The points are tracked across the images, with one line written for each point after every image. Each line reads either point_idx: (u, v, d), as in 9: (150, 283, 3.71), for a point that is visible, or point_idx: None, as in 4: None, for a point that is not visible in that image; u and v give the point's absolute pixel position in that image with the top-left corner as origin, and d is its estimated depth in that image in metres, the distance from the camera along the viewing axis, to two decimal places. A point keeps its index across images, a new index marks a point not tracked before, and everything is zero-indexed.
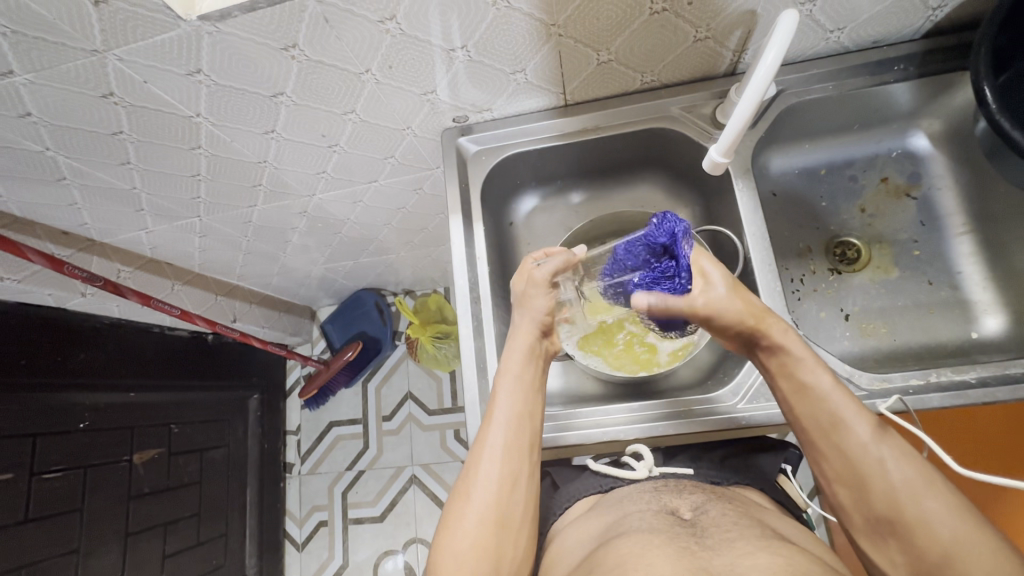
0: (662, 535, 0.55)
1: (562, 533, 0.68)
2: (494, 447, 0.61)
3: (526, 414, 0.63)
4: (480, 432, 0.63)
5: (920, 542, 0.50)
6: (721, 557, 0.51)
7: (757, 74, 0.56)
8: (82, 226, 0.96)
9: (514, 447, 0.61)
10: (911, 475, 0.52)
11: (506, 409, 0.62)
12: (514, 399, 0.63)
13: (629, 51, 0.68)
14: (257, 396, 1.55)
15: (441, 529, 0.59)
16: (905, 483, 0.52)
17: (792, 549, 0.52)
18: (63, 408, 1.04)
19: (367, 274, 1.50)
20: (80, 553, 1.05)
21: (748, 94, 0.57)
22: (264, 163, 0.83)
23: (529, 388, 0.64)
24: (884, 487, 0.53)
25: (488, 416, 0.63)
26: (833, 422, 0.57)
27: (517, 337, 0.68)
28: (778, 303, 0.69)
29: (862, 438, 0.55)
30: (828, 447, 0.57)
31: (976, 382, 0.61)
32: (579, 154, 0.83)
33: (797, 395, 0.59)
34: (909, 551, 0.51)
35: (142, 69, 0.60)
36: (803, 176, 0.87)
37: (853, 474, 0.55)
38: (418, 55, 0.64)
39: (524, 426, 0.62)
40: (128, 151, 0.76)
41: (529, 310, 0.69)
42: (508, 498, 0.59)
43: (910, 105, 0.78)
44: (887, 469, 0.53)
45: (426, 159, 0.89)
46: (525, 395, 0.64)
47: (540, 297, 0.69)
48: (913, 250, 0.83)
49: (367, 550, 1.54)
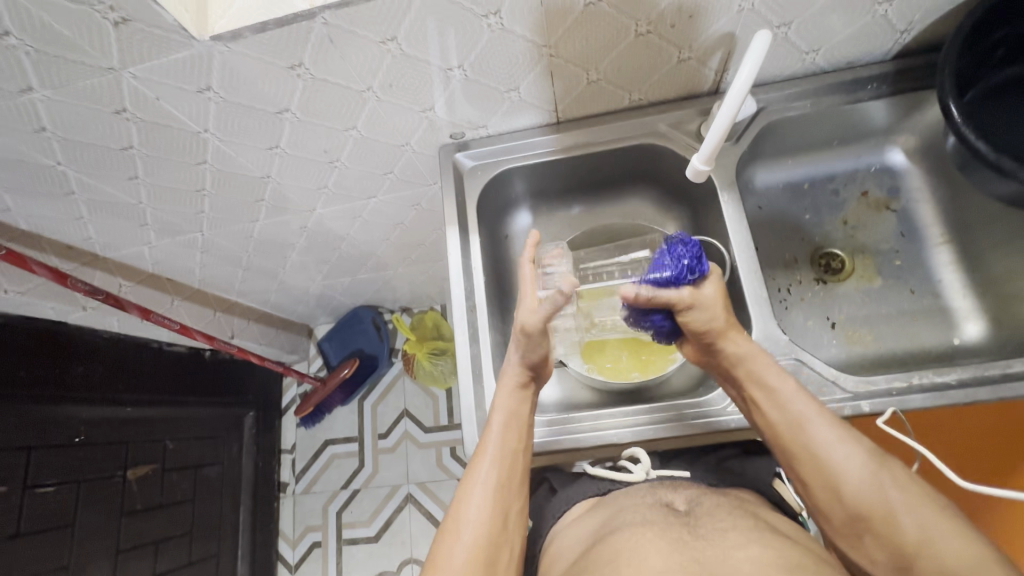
0: (654, 526, 0.57)
1: (560, 535, 0.69)
2: (486, 484, 0.62)
3: (517, 452, 0.64)
4: (471, 468, 0.63)
5: (904, 537, 0.54)
6: (712, 547, 0.53)
7: (734, 87, 0.60)
8: (87, 240, 0.98)
9: (504, 484, 0.62)
10: (876, 472, 0.56)
11: (497, 445, 0.63)
12: (506, 437, 0.64)
13: (617, 70, 0.72)
14: (253, 413, 1.54)
15: (428, 567, 0.58)
16: (872, 480, 0.56)
17: (786, 548, 0.53)
18: (59, 422, 1.04)
19: (365, 290, 1.52)
20: (70, 570, 1.04)
21: (725, 107, 0.62)
22: (267, 178, 0.86)
23: (519, 425, 0.65)
24: (854, 486, 0.57)
25: (479, 452, 0.64)
26: (796, 425, 0.60)
27: (507, 369, 0.68)
28: (766, 309, 0.71)
29: (827, 439, 0.59)
30: (796, 450, 0.60)
31: (956, 382, 0.63)
32: (571, 169, 0.87)
33: (766, 402, 0.62)
34: (889, 547, 0.55)
35: (155, 86, 0.64)
36: (787, 191, 0.90)
37: (826, 479, 0.58)
38: (417, 73, 0.67)
39: (515, 464, 0.63)
40: (136, 166, 0.79)
41: (520, 349, 0.67)
42: (498, 537, 0.59)
43: (885, 122, 0.82)
44: (851, 467, 0.57)
45: (424, 175, 0.92)
46: (516, 431, 0.64)
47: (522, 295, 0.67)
48: (894, 259, 0.86)
49: (361, 571, 1.52)
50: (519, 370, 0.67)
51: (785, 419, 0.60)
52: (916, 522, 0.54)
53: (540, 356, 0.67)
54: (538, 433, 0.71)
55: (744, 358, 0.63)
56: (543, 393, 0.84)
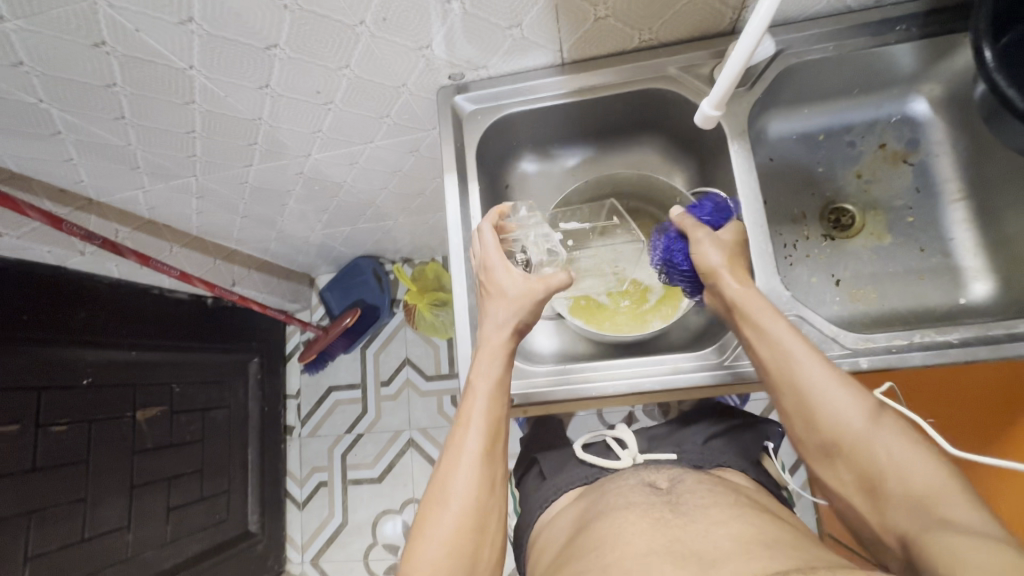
0: (637, 508, 0.59)
1: (549, 523, 0.71)
2: (473, 451, 0.59)
3: (501, 418, 0.62)
4: (456, 436, 0.60)
5: (867, 464, 0.55)
6: (695, 522, 0.54)
7: (750, 27, 0.55)
8: (80, 183, 0.96)
9: (490, 453, 0.59)
10: (857, 408, 0.57)
11: (483, 413, 0.61)
12: (492, 404, 0.61)
13: (626, 7, 0.67)
14: (258, 358, 1.58)
15: (414, 539, 0.55)
16: (850, 415, 0.57)
17: (763, 517, 0.56)
18: (68, 364, 1.06)
19: (365, 240, 1.51)
20: (88, 503, 1.08)
21: (739, 48, 0.57)
22: (259, 120, 0.82)
23: (503, 390, 0.62)
24: (835, 420, 0.57)
25: (464, 420, 0.61)
26: (780, 360, 0.60)
27: (489, 339, 0.65)
28: (769, 264, 0.70)
29: (811, 375, 0.58)
30: (778, 381, 0.61)
31: (958, 342, 0.62)
32: (576, 116, 0.83)
33: (754, 336, 0.62)
34: (855, 470, 0.56)
35: (133, 16, 0.60)
36: (801, 141, 0.86)
37: (805, 409, 0.59)
38: (411, 6, 0.62)
39: (499, 431, 0.61)
40: (122, 106, 0.76)
41: (497, 317, 0.65)
42: (487, 504, 0.57)
43: (911, 68, 0.77)
44: (834, 403, 0.57)
45: (422, 120, 0.88)
46: (500, 399, 0.62)
47: (495, 274, 0.66)
48: (906, 216, 0.83)
49: (366, 509, 1.60)
50: (499, 338, 0.65)
51: (767, 352, 0.61)
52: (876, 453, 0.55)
53: (532, 313, 0.67)
54: (533, 382, 0.71)
55: (738, 300, 0.64)
56: (541, 345, 0.83)
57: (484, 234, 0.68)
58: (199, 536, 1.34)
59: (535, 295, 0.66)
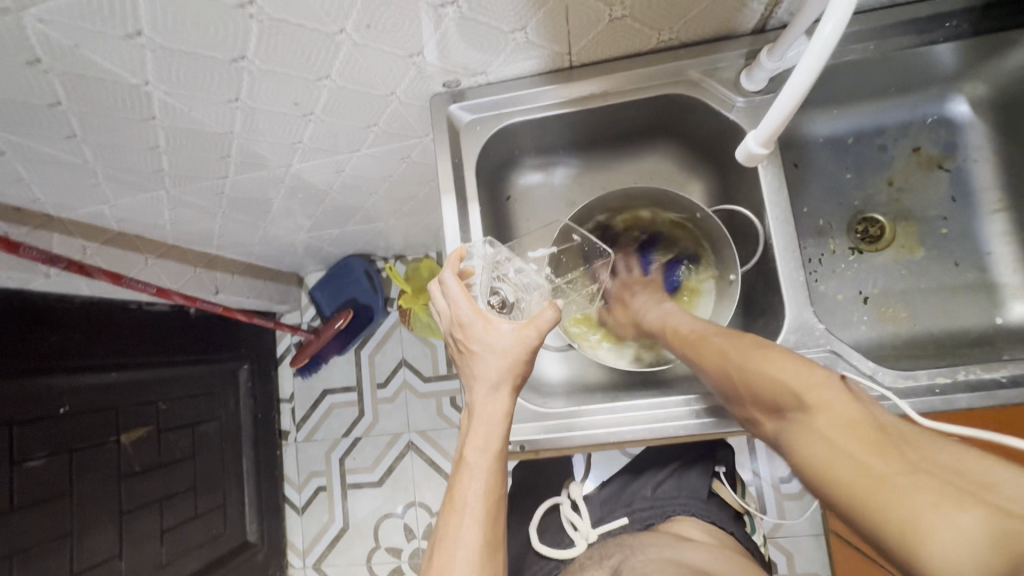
0: None
1: None
2: (470, 544, 0.53)
3: (498, 499, 0.56)
4: (448, 523, 0.55)
5: (767, 395, 0.53)
6: None
7: (811, 47, 0.44)
8: (36, 202, 0.87)
9: (491, 542, 0.54)
10: (744, 348, 0.58)
11: (478, 495, 0.55)
12: (489, 485, 0.56)
13: (646, 6, 0.58)
14: (247, 365, 1.52)
15: None
16: (736, 356, 0.58)
17: None
18: (41, 394, 0.99)
19: (355, 240, 1.43)
20: (74, 537, 1.03)
21: (798, 73, 0.46)
22: (231, 134, 0.73)
23: (498, 464, 0.57)
24: (722, 361, 0.59)
25: (457, 505, 0.55)
26: (693, 338, 0.65)
27: (482, 407, 0.59)
28: (801, 295, 0.64)
29: (707, 338, 0.63)
30: (689, 348, 0.65)
31: (1007, 381, 0.57)
32: (585, 123, 0.75)
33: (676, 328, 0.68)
34: (763, 405, 0.54)
35: (69, 31, 0.50)
36: (828, 145, 0.79)
37: (707, 360, 0.61)
38: (399, 11, 0.54)
39: (497, 513, 0.56)
40: (72, 123, 0.67)
41: (488, 381, 0.59)
42: None
43: (953, 67, 0.70)
44: (724, 349, 0.60)
45: (414, 127, 0.79)
46: (498, 476, 0.57)
47: (474, 327, 0.59)
48: (941, 227, 0.77)
49: (366, 513, 1.57)
50: (496, 405, 0.58)
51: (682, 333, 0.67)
52: (776, 372, 0.53)
53: (526, 367, 0.60)
54: (545, 427, 0.66)
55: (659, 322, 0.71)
56: (549, 374, 0.77)
57: (448, 285, 0.61)
58: (196, 553, 1.31)
59: (526, 345, 0.59)
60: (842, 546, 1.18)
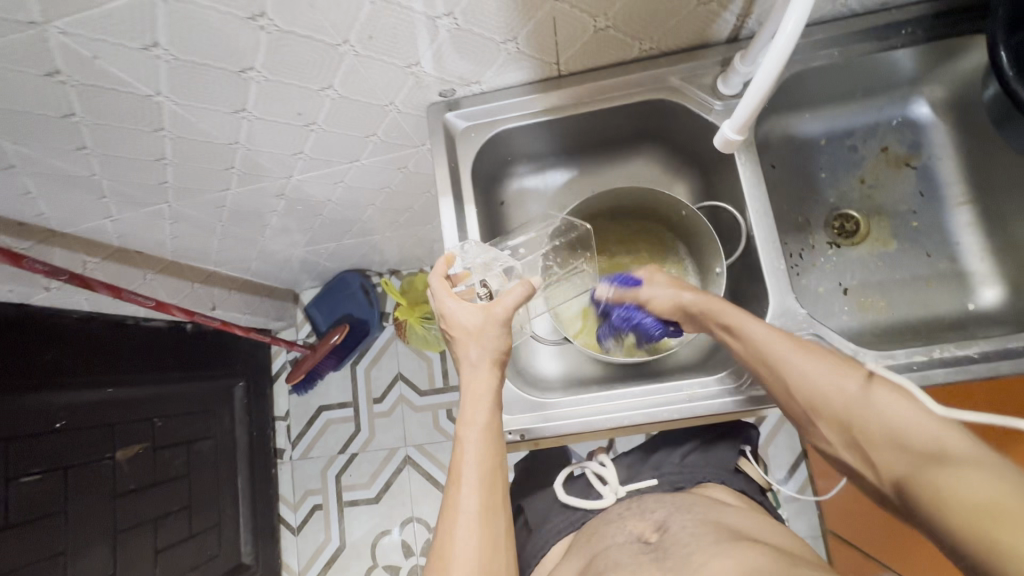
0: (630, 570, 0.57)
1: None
2: (470, 512, 0.55)
3: (497, 467, 0.58)
4: (449, 495, 0.56)
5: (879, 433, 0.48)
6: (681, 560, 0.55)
7: (775, 46, 0.49)
8: (41, 216, 0.88)
9: (491, 508, 0.56)
10: (842, 380, 0.53)
11: (475, 469, 0.56)
12: (485, 455, 0.57)
13: (627, 17, 0.63)
14: (243, 382, 1.52)
15: None
16: (837, 388, 0.52)
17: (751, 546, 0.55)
18: (37, 411, 0.99)
19: (352, 254, 1.45)
20: (67, 556, 1.02)
21: (765, 67, 0.51)
22: (236, 144, 0.77)
23: (492, 433, 0.58)
24: (812, 387, 0.54)
25: (455, 479, 0.57)
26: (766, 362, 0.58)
27: (473, 384, 0.60)
28: (783, 283, 0.67)
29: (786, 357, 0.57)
30: (770, 373, 0.58)
31: (980, 357, 0.61)
32: (573, 129, 0.79)
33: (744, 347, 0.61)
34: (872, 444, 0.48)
35: (90, 43, 0.54)
36: (802, 147, 0.84)
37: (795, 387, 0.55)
38: (399, 24, 0.58)
39: (497, 482, 0.57)
40: (83, 135, 0.69)
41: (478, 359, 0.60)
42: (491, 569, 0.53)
43: (912, 70, 0.76)
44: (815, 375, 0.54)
45: (411, 137, 0.83)
46: (494, 445, 0.58)
47: (461, 313, 0.62)
48: (911, 221, 0.82)
49: (362, 531, 1.55)
50: (486, 380, 0.60)
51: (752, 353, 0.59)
52: (893, 409, 0.48)
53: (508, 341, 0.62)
54: (545, 415, 0.68)
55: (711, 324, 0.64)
56: (547, 369, 0.80)
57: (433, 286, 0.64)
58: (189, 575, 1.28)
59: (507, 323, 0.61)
60: (840, 545, 1.19)
